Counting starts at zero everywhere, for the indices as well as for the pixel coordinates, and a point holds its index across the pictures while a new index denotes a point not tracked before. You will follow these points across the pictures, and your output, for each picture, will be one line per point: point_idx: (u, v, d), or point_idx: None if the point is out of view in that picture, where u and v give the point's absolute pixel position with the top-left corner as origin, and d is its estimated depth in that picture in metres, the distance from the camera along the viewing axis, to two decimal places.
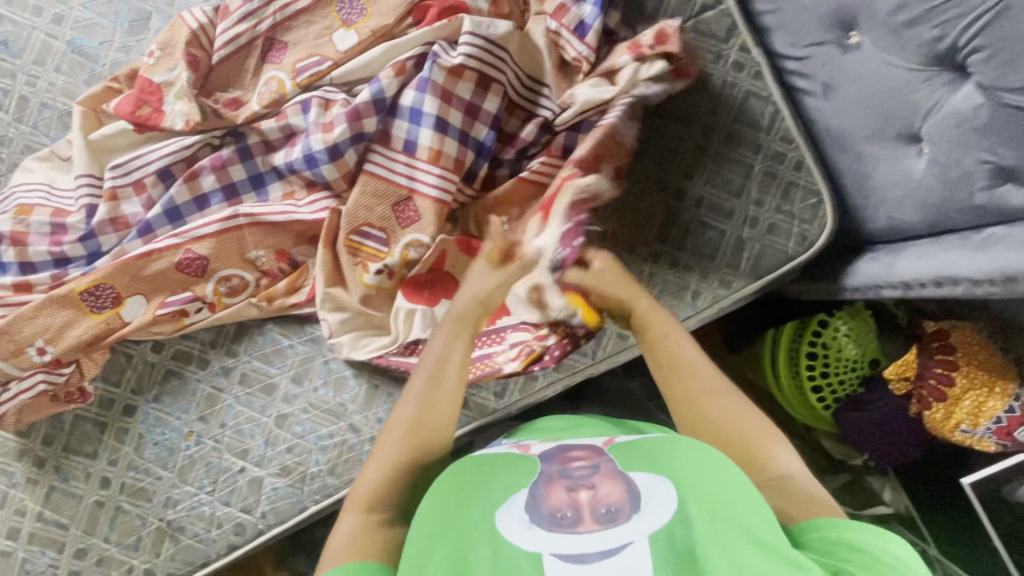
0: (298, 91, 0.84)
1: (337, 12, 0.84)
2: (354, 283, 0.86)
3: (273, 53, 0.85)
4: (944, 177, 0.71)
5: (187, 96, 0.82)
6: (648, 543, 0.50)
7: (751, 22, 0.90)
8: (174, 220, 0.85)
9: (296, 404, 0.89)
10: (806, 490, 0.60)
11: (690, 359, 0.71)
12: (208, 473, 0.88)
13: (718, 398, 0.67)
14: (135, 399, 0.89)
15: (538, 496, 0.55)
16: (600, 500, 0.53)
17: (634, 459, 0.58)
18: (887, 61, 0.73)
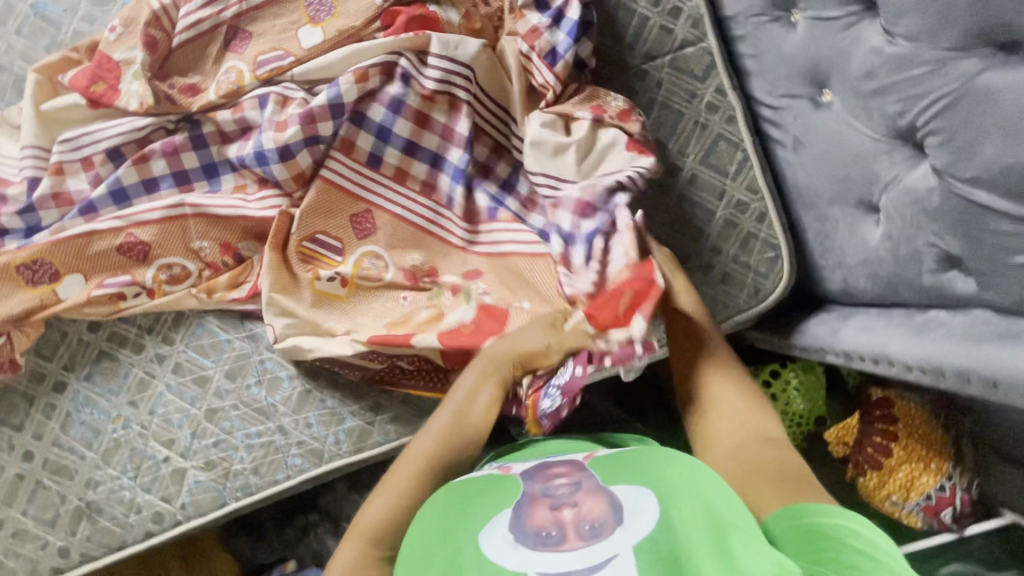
0: (256, 84, 0.82)
1: (305, 8, 0.83)
2: (303, 288, 0.83)
3: (235, 43, 0.84)
4: (896, 252, 0.70)
5: (143, 78, 0.81)
6: (633, 555, 0.46)
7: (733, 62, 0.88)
8: (120, 201, 0.84)
9: (227, 399, 0.88)
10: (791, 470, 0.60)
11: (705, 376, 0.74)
12: (132, 458, 0.88)
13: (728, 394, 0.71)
14: (66, 375, 0.88)
15: (522, 515, 0.51)
16: (583, 516, 0.50)
17: (617, 474, 0.55)
18: (854, 125, 0.71)
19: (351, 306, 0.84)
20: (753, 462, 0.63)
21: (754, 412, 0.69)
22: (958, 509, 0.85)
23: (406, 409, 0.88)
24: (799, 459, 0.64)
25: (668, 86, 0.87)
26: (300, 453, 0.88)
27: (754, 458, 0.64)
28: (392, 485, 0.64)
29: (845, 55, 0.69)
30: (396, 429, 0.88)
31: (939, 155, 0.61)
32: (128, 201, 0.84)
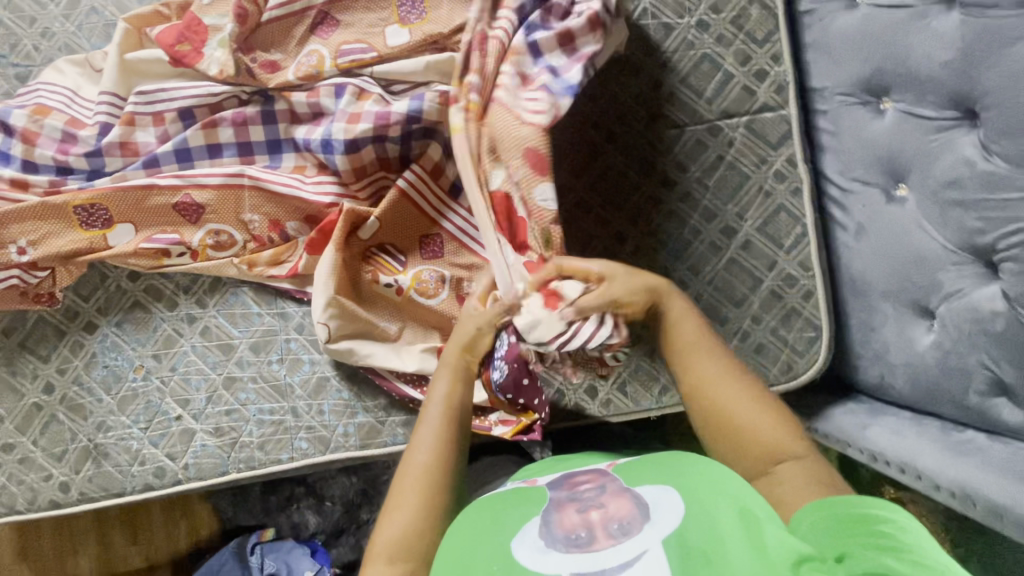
0: (336, 72, 0.83)
1: (397, 9, 0.83)
2: (364, 290, 0.86)
3: (322, 28, 0.85)
4: (944, 363, 0.69)
5: (226, 47, 0.81)
6: (662, 547, 0.51)
7: (809, 134, 0.86)
8: (183, 161, 0.85)
9: (247, 371, 0.89)
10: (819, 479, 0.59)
11: (717, 397, 0.65)
12: (146, 410, 0.89)
13: (735, 390, 0.65)
14: (98, 318, 0.90)
15: (550, 522, 0.56)
16: (610, 516, 0.54)
17: (640, 478, 0.60)
18: (925, 228, 0.70)
19: (400, 313, 0.87)
20: (787, 497, 0.59)
21: (773, 432, 0.62)
22: None
23: (418, 415, 0.89)
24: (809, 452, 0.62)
25: (739, 148, 0.86)
26: (307, 437, 0.89)
27: (785, 486, 0.59)
28: (392, 507, 0.64)
29: (932, 158, 0.68)
30: (404, 433, 0.88)
31: (1012, 283, 0.61)
32: (190, 162, 0.85)
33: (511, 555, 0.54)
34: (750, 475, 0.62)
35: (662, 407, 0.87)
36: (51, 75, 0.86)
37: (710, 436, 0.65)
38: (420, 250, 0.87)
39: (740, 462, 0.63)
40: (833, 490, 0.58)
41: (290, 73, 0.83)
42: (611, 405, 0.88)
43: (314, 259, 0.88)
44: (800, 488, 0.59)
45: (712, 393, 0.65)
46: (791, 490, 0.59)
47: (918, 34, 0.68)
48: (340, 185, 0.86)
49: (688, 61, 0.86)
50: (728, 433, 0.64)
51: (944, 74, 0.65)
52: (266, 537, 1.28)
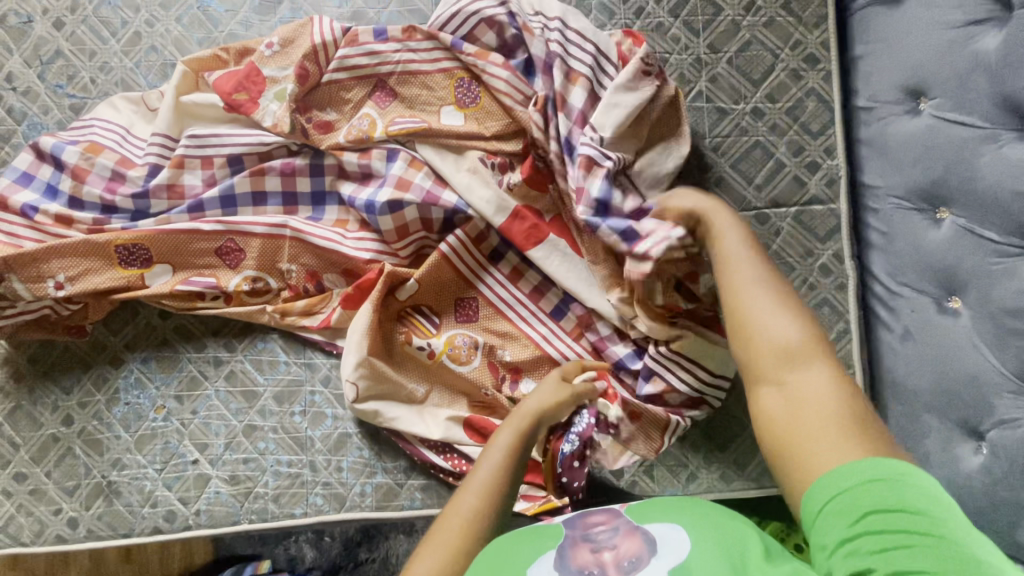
0: (385, 137, 0.84)
1: (455, 86, 0.84)
2: (397, 352, 0.86)
3: (379, 94, 0.85)
4: (993, 490, 0.67)
5: (286, 104, 0.83)
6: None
7: (858, 230, 0.85)
8: (227, 206, 0.86)
9: (269, 420, 0.88)
10: (833, 410, 0.50)
11: (744, 293, 0.58)
12: (163, 451, 0.88)
13: (766, 295, 0.57)
14: (125, 353, 0.90)
15: (564, 556, 0.54)
16: (622, 556, 0.53)
17: (649, 514, 0.57)
18: (980, 349, 0.68)
19: (429, 376, 0.86)
20: (802, 392, 0.51)
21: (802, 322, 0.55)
22: None
23: (437, 480, 0.87)
24: (839, 379, 0.51)
25: (790, 237, 0.84)
26: (323, 494, 0.87)
27: (799, 382, 0.52)
28: (432, 548, 0.59)
29: (992, 281, 0.67)
30: (422, 498, 0.86)
31: None
32: (235, 210, 0.86)
33: None
34: (759, 369, 0.54)
35: (689, 495, 0.85)
36: (107, 112, 0.88)
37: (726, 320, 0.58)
38: (455, 314, 0.86)
39: (753, 339, 0.55)
40: (851, 390, 0.51)
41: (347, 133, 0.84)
42: (635, 488, 0.85)
43: (347, 313, 0.87)
44: (814, 383, 0.51)
45: (741, 293, 0.58)
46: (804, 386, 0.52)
47: (986, 158, 0.67)
48: (380, 243, 0.86)
49: (740, 147, 0.85)
50: (746, 326, 0.56)
51: (1012, 202, 0.65)
52: (261, 570, 1.22)
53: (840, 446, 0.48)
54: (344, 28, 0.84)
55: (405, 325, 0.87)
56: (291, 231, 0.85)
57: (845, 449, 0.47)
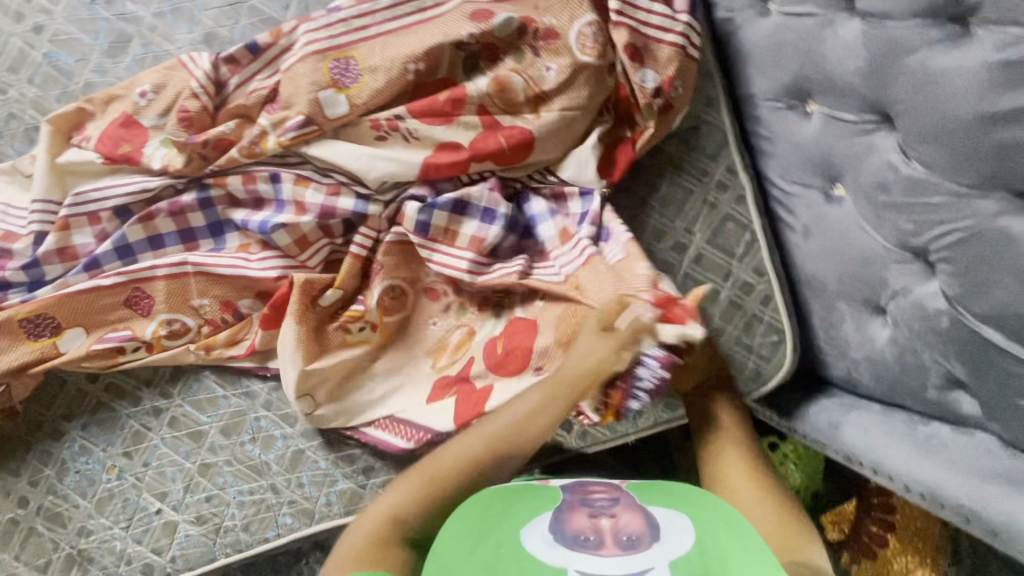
0: (279, 149, 0.83)
1: (329, 71, 0.83)
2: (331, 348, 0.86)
3: (271, 104, 0.85)
4: (901, 359, 0.69)
5: (175, 145, 0.83)
6: (665, 570, 0.55)
7: (746, 140, 0.85)
8: (125, 257, 0.85)
9: (221, 455, 0.89)
10: (753, 510, 0.68)
11: (732, 476, 0.72)
12: (125, 509, 0.88)
13: (735, 462, 0.73)
14: (64, 424, 0.89)
15: (562, 520, 0.59)
16: (620, 528, 0.57)
17: (653, 495, 0.63)
18: (867, 231, 0.69)
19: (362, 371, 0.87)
20: (734, 490, 0.71)
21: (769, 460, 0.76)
22: None
23: (397, 474, 0.88)
24: (773, 492, 0.70)
25: (681, 162, 0.85)
26: (291, 512, 0.88)
27: (743, 491, 0.70)
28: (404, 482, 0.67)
29: (858, 162, 0.68)
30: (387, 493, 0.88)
31: (950, 283, 0.60)
32: (135, 259, 0.86)
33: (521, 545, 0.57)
34: (726, 479, 0.72)
35: (638, 430, 0.87)
36: None
37: (712, 460, 0.74)
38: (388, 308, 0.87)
39: (729, 475, 0.72)
40: (783, 504, 0.69)
41: (230, 156, 0.84)
42: (587, 436, 0.87)
43: (268, 333, 0.87)
44: (755, 492, 0.70)
45: (716, 433, 0.76)
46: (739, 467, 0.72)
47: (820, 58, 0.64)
48: (283, 258, 0.85)
49: None
50: (716, 463, 0.74)
51: (858, 82, 0.65)
52: None
53: (767, 525, 0.66)
54: (211, 59, 0.84)
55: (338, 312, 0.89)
56: (200, 268, 0.85)
57: (775, 528, 0.66)
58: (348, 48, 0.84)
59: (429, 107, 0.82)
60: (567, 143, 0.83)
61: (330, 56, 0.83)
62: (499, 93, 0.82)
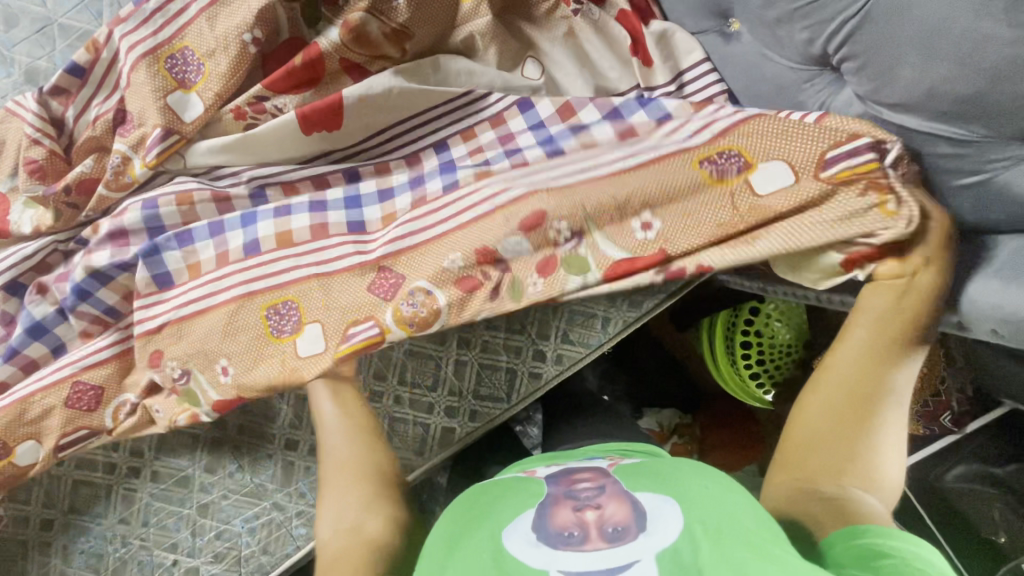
0: (149, 171, 0.76)
1: (168, 71, 0.76)
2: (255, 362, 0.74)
3: (122, 126, 0.77)
4: None
5: (40, 202, 0.77)
6: (654, 563, 0.43)
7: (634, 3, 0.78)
8: (38, 335, 0.79)
9: (214, 491, 0.87)
10: (814, 469, 0.52)
11: (823, 408, 0.55)
12: (142, 571, 0.87)
13: (846, 392, 0.54)
14: (49, 511, 0.87)
15: (543, 515, 0.49)
16: (606, 518, 0.47)
17: (642, 479, 0.52)
18: (768, 56, 0.64)
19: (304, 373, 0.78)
20: (808, 427, 0.55)
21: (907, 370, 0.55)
22: (956, 410, 0.81)
23: None
24: (849, 452, 0.52)
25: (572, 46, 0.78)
26: (303, 522, 0.87)
27: (813, 433, 0.54)
28: (334, 493, 0.62)
29: None
30: None
31: (859, 83, 0.52)
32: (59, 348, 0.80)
33: (499, 546, 0.47)
34: (811, 412, 0.55)
35: (611, 339, 0.84)
36: None
37: (820, 387, 0.56)
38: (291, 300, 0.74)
39: (819, 400, 0.55)
40: (850, 472, 0.52)
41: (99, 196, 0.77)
42: (565, 359, 0.85)
43: None
44: (830, 444, 0.53)
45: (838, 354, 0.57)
46: (860, 345, 0.56)
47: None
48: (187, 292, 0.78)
49: None
50: (818, 392, 0.56)
51: None
52: None
53: (801, 497, 0.51)
54: (36, 98, 0.78)
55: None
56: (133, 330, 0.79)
57: (806, 503, 0.51)
58: (175, 41, 0.76)
59: (288, 74, 0.74)
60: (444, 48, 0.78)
61: (163, 55, 0.75)
62: (355, 39, 0.74)
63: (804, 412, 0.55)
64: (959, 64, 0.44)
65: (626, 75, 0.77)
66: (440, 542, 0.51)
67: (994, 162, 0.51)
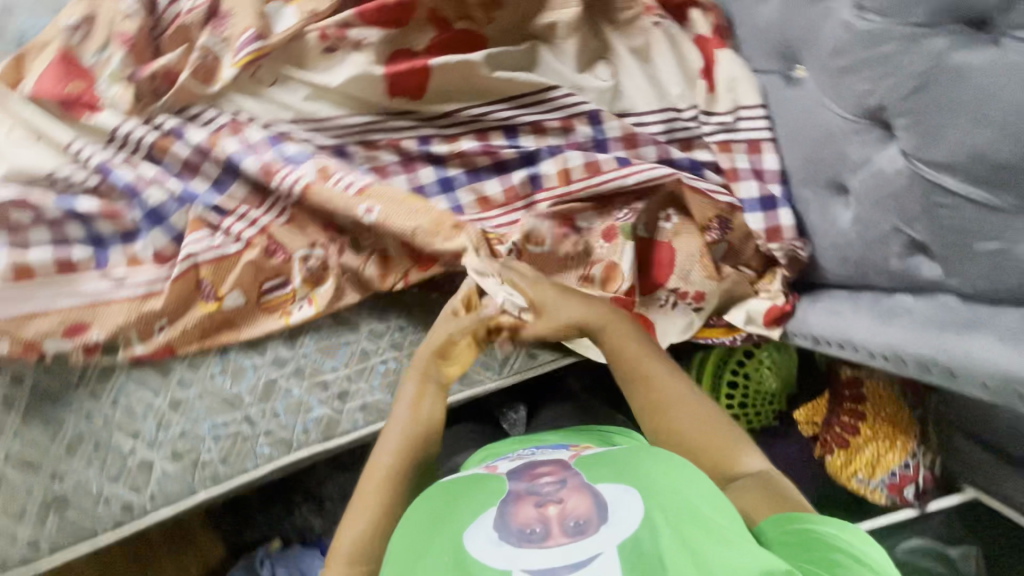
0: (236, 70, 0.79)
1: None
2: (319, 295, 0.85)
3: (215, 21, 0.81)
4: (866, 236, 0.68)
5: (123, 80, 0.80)
6: (616, 554, 0.41)
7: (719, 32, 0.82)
8: (76, 214, 0.81)
9: (191, 390, 0.87)
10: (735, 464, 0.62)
11: (680, 434, 0.65)
12: (98, 450, 0.87)
13: (685, 412, 0.65)
14: (24, 368, 0.86)
15: (505, 515, 0.46)
16: (567, 512, 0.44)
17: (601, 469, 0.49)
18: (825, 104, 0.68)
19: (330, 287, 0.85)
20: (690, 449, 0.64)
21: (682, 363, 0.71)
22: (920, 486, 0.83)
23: (373, 397, 0.87)
24: (725, 435, 0.64)
25: (646, 56, 0.83)
26: (268, 442, 0.87)
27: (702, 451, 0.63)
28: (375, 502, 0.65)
29: (817, 30, 0.66)
30: (364, 417, 0.86)
31: (906, 139, 0.57)
32: (97, 253, 0.83)
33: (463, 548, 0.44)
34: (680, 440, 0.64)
35: None
36: None
37: (668, 423, 0.65)
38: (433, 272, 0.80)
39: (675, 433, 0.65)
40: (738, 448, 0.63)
41: (183, 89, 0.81)
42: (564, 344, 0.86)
43: (245, 272, 0.84)
44: (718, 447, 0.63)
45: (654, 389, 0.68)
46: (660, 368, 0.69)
47: (793, 22, 0.70)
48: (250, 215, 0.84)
49: None
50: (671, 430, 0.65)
51: None
52: (273, 549, 1.23)
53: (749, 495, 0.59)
54: None
55: (279, 248, 0.85)
56: (180, 226, 0.84)
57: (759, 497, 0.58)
58: None
59: (381, 11, 0.78)
60: (528, 28, 0.82)
61: None
62: None
63: (687, 438, 0.64)
64: (1000, 132, 0.49)
65: (687, 95, 0.82)
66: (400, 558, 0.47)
67: (1011, 235, 0.52)
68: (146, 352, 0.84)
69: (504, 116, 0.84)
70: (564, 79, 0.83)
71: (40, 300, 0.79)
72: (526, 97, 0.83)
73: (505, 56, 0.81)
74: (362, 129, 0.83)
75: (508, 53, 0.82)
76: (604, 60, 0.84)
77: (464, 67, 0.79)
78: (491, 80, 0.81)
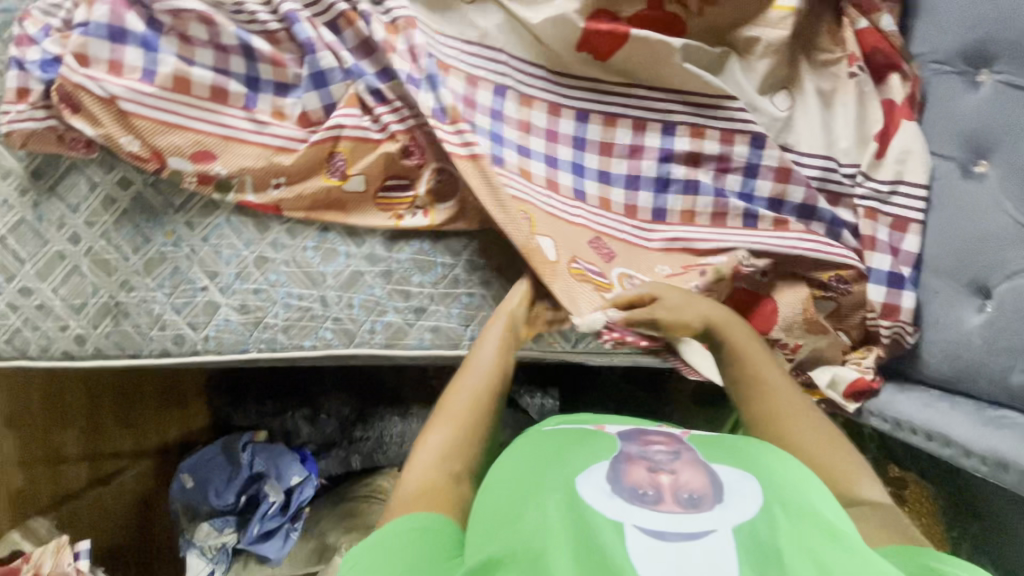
0: None
1: None
2: (431, 212, 0.86)
3: None
4: (993, 340, 0.71)
5: None
6: (731, 534, 0.44)
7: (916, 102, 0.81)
8: (247, 49, 0.82)
9: (281, 253, 0.88)
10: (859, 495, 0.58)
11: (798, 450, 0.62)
12: (173, 276, 0.87)
13: (805, 429, 0.64)
14: (134, 174, 0.86)
15: (617, 471, 0.49)
16: (681, 484, 0.47)
17: (716, 453, 0.52)
18: (1004, 206, 0.72)
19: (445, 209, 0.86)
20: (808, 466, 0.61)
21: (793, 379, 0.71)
22: None
23: (446, 323, 0.88)
24: (845, 463, 0.61)
25: (829, 101, 0.84)
26: (333, 328, 0.87)
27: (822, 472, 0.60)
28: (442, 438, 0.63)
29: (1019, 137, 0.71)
30: (431, 338, 0.87)
31: None
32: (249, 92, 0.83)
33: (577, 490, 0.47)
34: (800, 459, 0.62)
35: None
36: None
37: (784, 437, 0.63)
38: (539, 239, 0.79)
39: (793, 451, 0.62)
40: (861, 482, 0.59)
41: None
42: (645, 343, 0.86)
43: (377, 163, 0.84)
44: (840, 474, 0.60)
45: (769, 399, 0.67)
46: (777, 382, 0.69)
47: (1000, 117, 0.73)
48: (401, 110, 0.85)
49: None
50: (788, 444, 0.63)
51: None
52: (258, 438, 1.22)
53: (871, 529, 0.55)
54: None
55: (415, 151, 0.86)
56: (334, 97, 0.84)
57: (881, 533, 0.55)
58: None
59: None
60: (729, 34, 0.83)
61: None
62: None
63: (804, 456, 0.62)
64: None
65: (854, 152, 0.82)
66: (504, 490, 0.51)
67: None
68: (257, 202, 0.84)
69: (671, 108, 0.83)
70: (743, 93, 0.83)
71: (185, 115, 0.80)
72: (699, 98, 0.82)
73: (697, 52, 0.82)
74: (530, 71, 0.84)
75: (700, 51, 0.82)
76: (784, 91, 0.84)
77: (657, 48, 0.80)
78: (674, 70, 0.81)
